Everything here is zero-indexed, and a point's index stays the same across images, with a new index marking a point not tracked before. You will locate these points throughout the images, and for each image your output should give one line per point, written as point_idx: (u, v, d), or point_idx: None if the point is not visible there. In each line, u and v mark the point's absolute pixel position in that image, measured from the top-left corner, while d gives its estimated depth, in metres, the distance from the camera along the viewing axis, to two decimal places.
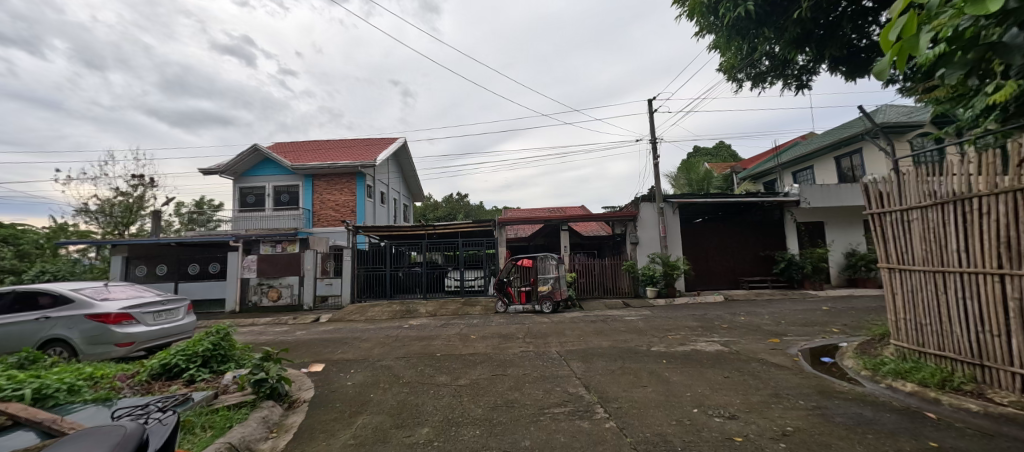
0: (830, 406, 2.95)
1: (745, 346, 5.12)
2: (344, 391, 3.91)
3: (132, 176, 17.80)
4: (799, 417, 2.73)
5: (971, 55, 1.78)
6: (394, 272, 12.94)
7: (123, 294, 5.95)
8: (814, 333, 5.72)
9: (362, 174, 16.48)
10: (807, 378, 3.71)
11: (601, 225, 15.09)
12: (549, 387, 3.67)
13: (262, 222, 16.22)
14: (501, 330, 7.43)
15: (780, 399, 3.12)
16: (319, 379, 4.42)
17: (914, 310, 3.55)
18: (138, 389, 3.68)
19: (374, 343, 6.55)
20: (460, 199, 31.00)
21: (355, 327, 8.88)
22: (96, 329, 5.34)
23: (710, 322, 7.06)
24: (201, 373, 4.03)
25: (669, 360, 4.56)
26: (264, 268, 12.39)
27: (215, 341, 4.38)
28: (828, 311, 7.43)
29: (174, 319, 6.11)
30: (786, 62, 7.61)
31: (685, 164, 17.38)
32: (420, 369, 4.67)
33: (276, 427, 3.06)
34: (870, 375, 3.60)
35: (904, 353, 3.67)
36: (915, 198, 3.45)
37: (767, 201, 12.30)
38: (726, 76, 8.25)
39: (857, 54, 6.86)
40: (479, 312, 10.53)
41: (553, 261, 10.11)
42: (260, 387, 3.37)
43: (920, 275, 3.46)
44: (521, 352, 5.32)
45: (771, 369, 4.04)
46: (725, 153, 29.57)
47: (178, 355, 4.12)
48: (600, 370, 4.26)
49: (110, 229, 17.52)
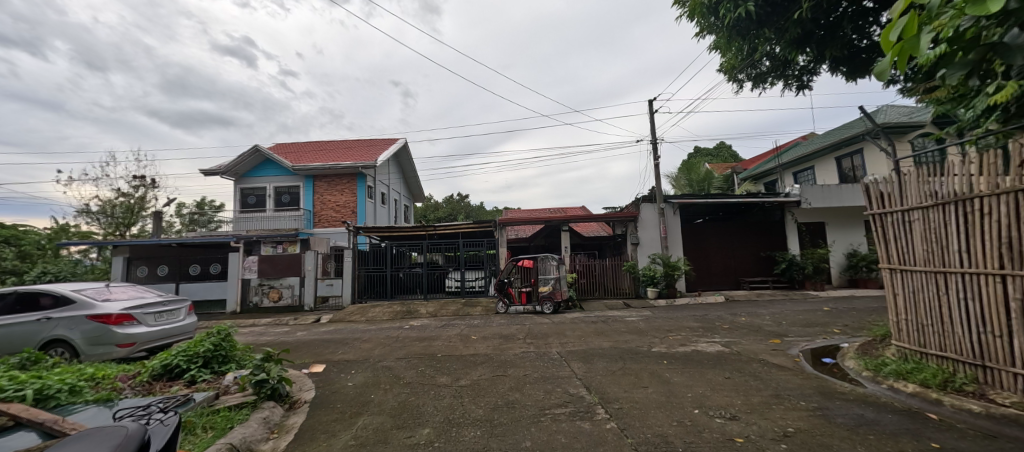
0: (831, 407, 2.95)
1: (745, 347, 5.12)
2: (345, 392, 3.91)
3: (134, 177, 17.84)
4: (800, 419, 2.72)
5: (972, 56, 1.78)
6: (395, 272, 12.94)
7: (124, 295, 5.96)
8: (815, 334, 5.72)
9: (362, 174, 16.50)
10: (808, 379, 3.70)
11: (601, 225, 15.09)
12: (549, 388, 3.67)
13: (262, 223, 16.24)
14: (501, 331, 7.43)
15: (781, 400, 3.12)
16: (320, 379, 4.42)
17: (914, 310, 3.55)
18: (139, 390, 3.68)
19: (375, 343, 6.56)
20: (460, 199, 31.02)
21: (355, 327, 8.89)
22: (97, 330, 5.35)
23: (711, 323, 7.05)
24: (202, 374, 4.03)
25: (670, 361, 4.56)
26: (265, 268, 12.39)
27: (216, 341, 4.38)
28: (829, 312, 7.42)
29: (175, 319, 6.12)
30: (786, 62, 7.61)
31: (686, 165, 17.38)
32: (421, 369, 4.67)
33: (277, 428, 3.07)
34: (872, 375, 3.59)
35: (905, 354, 3.66)
36: (916, 198, 3.45)
37: (767, 202, 12.28)
38: (726, 76, 8.26)
39: (857, 55, 6.86)
40: (479, 312, 10.54)
41: (553, 261, 10.11)
42: (261, 388, 3.37)
43: (921, 275, 3.46)
44: (522, 353, 5.33)
45: (773, 370, 4.03)
46: (726, 153, 29.57)
47: (179, 356, 4.12)
48: (601, 370, 4.26)
49: (111, 230, 17.55)
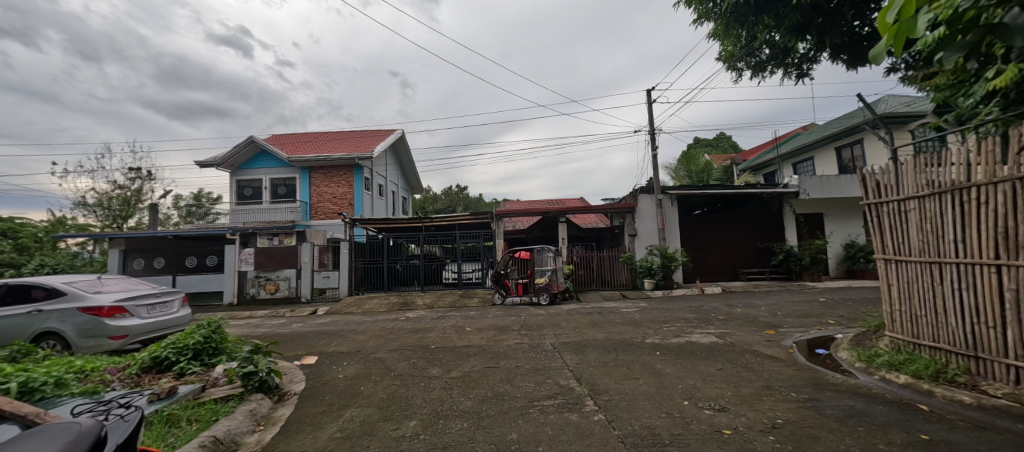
0: (822, 398, 2.92)
1: (739, 338, 5.09)
2: (334, 384, 3.89)
3: (130, 169, 17.77)
4: (789, 410, 2.70)
5: (971, 38, 1.69)
6: (392, 265, 12.81)
7: (117, 288, 5.93)
8: (809, 325, 5.71)
9: (359, 165, 16.44)
10: (801, 370, 3.68)
11: (600, 219, 15.56)
12: (540, 379, 3.65)
13: (259, 215, 16.12)
14: (496, 322, 7.41)
15: (772, 391, 3.09)
16: (312, 371, 4.40)
17: (909, 301, 3.50)
18: (128, 383, 3.68)
19: (370, 335, 6.54)
20: (459, 191, 30.96)
21: (351, 319, 8.90)
22: (89, 322, 5.33)
23: (707, 314, 7.02)
24: (191, 367, 3.99)
25: (663, 352, 4.54)
26: (262, 260, 12.44)
27: (205, 334, 4.35)
28: (824, 303, 7.39)
29: (168, 311, 6.09)
30: (786, 50, 7.48)
31: (685, 156, 17.23)
32: (413, 361, 4.65)
33: (264, 420, 3.04)
34: (863, 366, 3.56)
35: (898, 344, 3.63)
36: (913, 188, 3.38)
37: (767, 192, 12.17)
38: (726, 65, 8.16)
39: (859, 43, 6.76)
40: (477, 304, 10.53)
41: (550, 253, 10.03)
42: (249, 381, 3.35)
43: (916, 266, 3.40)
44: (516, 345, 5.30)
45: (765, 361, 4.00)
46: (725, 144, 29.30)
47: (169, 348, 4.11)
48: (593, 362, 4.24)
49: (109, 223, 17.52)
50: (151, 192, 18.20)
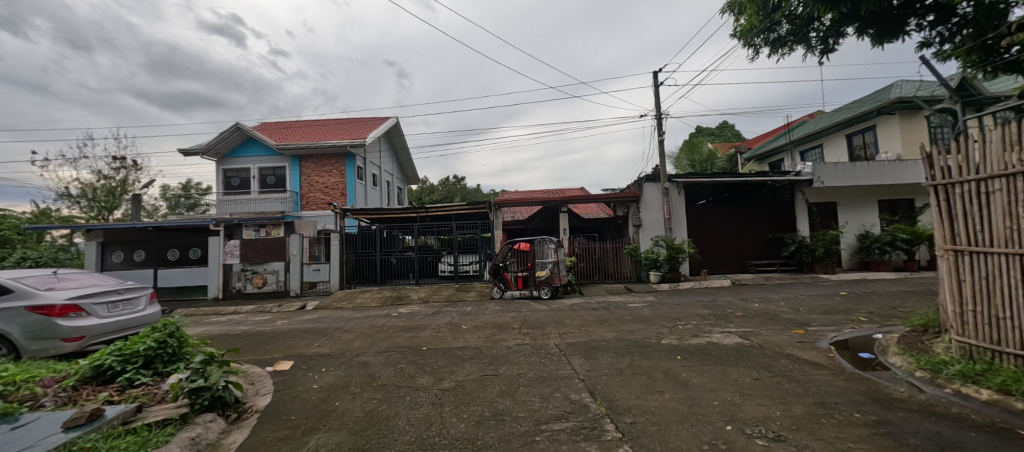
0: (895, 421, 2.37)
1: (766, 339, 4.54)
2: (306, 397, 3.33)
3: (114, 158, 17.05)
4: (862, 439, 2.15)
5: None
6: (386, 257, 12.30)
7: (74, 284, 5.33)
8: (840, 323, 5.16)
9: (351, 154, 15.75)
10: (853, 381, 3.12)
11: (601, 208, 15.01)
12: (547, 393, 3.10)
13: (246, 205, 15.47)
14: (494, 319, 6.88)
15: (830, 411, 2.54)
16: (284, 380, 3.83)
17: (988, 299, 2.96)
18: (60, 398, 3.10)
19: (356, 334, 5.98)
20: (456, 182, 30.37)
21: (341, 315, 8.38)
22: (38, 322, 4.73)
23: (723, 311, 6.47)
24: (139, 377, 3.42)
25: (684, 357, 3.98)
26: (247, 253, 11.78)
27: (159, 338, 3.77)
28: (848, 297, 6.87)
29: (132, 310, 5.51)
30: (810, 22, 6.84)
31: (687, 144, 16.64)
32: (400, 367, 4.09)
33: (209, 449, 2.48)
34: (927, 377, 3.02)
35: (971, 351, 3.10)
36: (997, 165, 2.82)
37: (778, 181, 11.61)
38: (742, 41, 7.43)
39: (891, 12, 6.14)
40: (474, 298, 10.05)
41: (551, 244, 9.38)
42: (198, 398, 2.76)
43: (1001, 258, 2.84)
44: (517, 346, 4.77)
45: (806, 369, 3.43)
46: (728, 134, 28.70)
47: (114, 355, 3.55)
48: (606, 369, 3.68)
49: (93, 214, 16.84)
50: (137, 182, 17.54)
